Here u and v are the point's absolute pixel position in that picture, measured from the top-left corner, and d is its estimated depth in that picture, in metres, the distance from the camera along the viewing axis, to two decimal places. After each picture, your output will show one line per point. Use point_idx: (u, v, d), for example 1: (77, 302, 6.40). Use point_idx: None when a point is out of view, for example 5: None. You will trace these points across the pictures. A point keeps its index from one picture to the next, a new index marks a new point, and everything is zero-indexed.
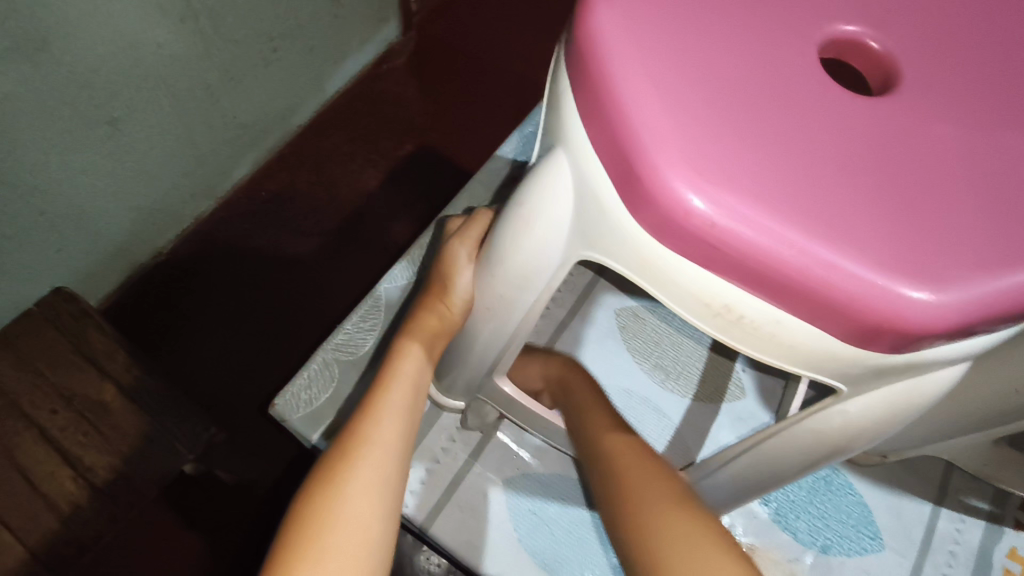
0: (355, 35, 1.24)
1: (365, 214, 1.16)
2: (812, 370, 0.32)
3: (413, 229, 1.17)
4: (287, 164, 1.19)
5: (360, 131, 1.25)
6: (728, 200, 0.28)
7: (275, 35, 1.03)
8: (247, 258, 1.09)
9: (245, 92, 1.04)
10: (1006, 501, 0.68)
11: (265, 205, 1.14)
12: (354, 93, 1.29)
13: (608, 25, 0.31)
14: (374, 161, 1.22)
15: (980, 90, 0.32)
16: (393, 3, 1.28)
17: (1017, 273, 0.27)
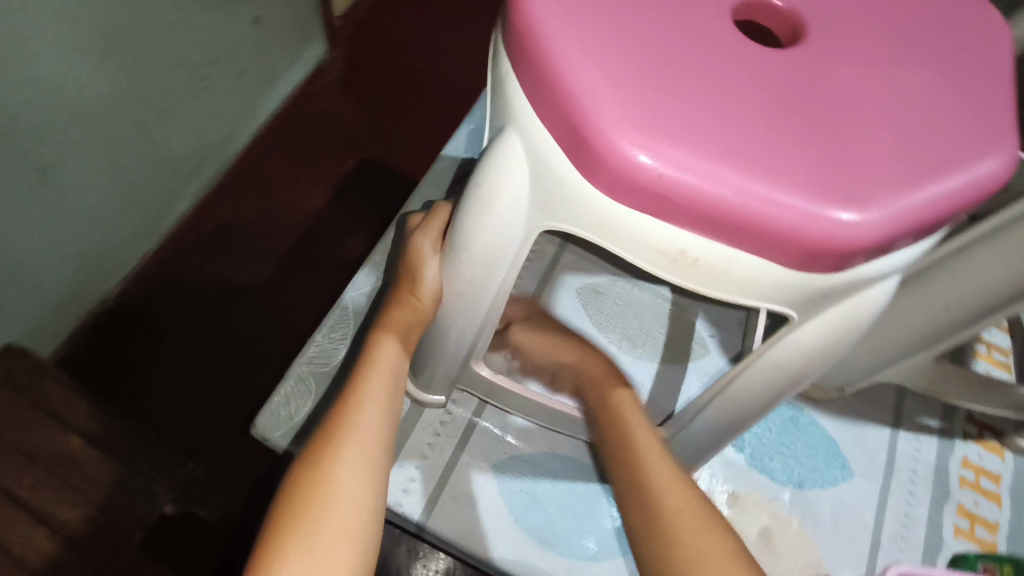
0: (281, 56, 1.24)
1: (317, 231, 1.16)
2: (765, 301, 0.35)
3: (366, 241, 1.17)
4: (229, 192, 1.18)
5: (300, 150, 1.24)
6: (673, 153, 0.31)
7: (200, 64, 1.03)
8: (200, 290, 1.07)
9: (177, 125, 1.03)
10: (953, 416, 0.75)
11: (212, 235, 1.13)
12: (289, 113, 1.28)
13: (540, 6, 0.34)
14: (317, 179, 1.21)
15: (876, 32, 0.35)
16: (315, 20, 1.29)
17: (927, 187, 0.31)
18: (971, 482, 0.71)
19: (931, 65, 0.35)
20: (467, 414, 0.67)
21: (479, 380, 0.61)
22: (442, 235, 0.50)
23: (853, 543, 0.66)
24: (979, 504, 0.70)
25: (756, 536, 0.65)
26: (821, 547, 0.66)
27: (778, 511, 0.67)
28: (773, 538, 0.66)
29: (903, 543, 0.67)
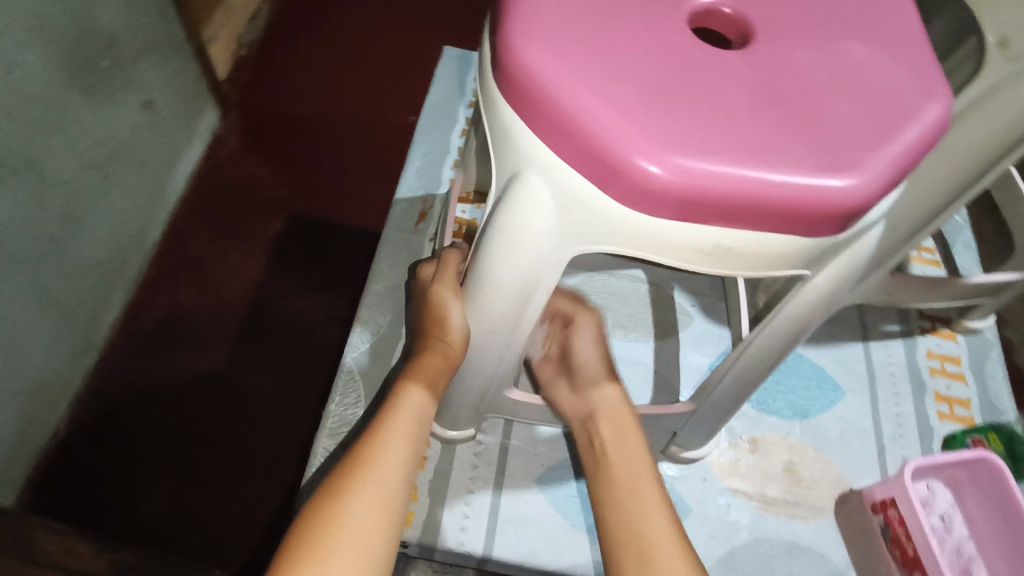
0: (178, 133, 1.20)
1: (265, 299, 1.13)
2: (790, 268, 0.39)
3: (314, 298, 1.14)
4: (162, 286, 1.13)
5: (222, 224, 1.21)
6: (693, 163, 0.34)
7: (100, 162, 0.98)
8: (162, 393, 1.02)
9: (90, 229, 0.99)
10: (908, 316, 0.84)
11: (154, 333, 1.08)
12: (199, 190, 1.25)
13: (531, 54, 0.36)
14: (250, 248, 1.18)
15: (814, 15, 0.40)
16: (202, 90, 1.26)
17: (900, 141, 0.35)
18: (939, 369, 0.80)
19: (866, 34, 0.39)
20: (498, 438, 0.69)
21: (510, 403, 0.63)
22: (458, 280, 0.53)
23: (863, 452, 0.73)
24: (951, 386, 0.79)
25: (782, 471, 0.71)
26: (838, 463, 0.73)
27: (793, 444, 0.73)
28: (797, 469, 0.72)
29: (902, 439, 0.75)
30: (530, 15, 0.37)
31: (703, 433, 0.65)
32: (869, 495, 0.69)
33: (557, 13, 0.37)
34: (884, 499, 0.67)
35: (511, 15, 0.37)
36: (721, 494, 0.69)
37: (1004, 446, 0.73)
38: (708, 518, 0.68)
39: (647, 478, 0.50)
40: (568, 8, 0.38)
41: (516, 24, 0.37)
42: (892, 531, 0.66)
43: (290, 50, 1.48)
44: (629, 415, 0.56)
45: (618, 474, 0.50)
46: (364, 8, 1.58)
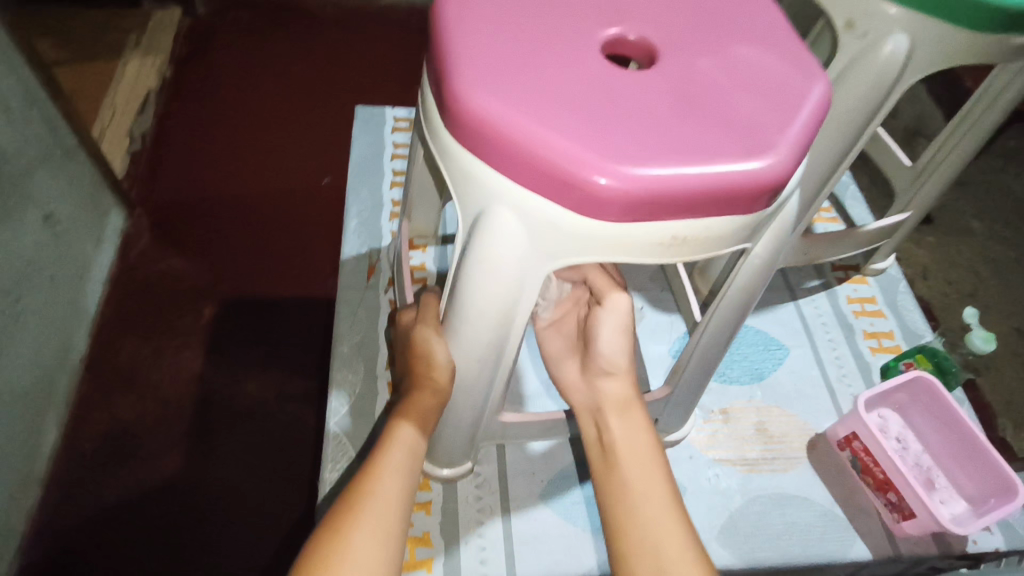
0: (85, 241, 1.16)
1: (213, 388, 1.10)
2: (735, 243, 0.45)
3: (265, 377, 1.12)
4: (98, 401, 1.07)
5: (149, 324, 1.16)
6: (641, 171, 0.38)
7: (9, 287, 0.94)
8: (118, 513, 0.96)
9: (8, 360, 0.93)
10: (824, 270, 0.94)
11: (98, 452, 1.02)
12: (118, 295, 1.20)
13: (477, 99, 0.39)
14: (184, 342, 1.15)
15: (706, 25, 0.46)
16: (103, 193, 1.22)
17: (801, 118, 0.42)
18: (860, 310, 0.90)
19: (751, 33, 0.46)
20: (495, 466, 0.72)
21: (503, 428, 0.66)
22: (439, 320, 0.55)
23: (818, 398, 0.81)
24: (874, 323, 0.89)
25: (755, 432, 0.78)
26: (800, 414, 0.80)
27: (758, 405, 0.80)
28: (767, 427, 0.78)
29: (847, 378, 0.83)
30: (466, 66, 0.41)
31: (681, 413, 0.70)
32: (833, 436, 0.77)
33: (489, 60, 0.41)
34: (847, 435, 0.74)
35: (449, 71, 0.41)
36: (709, 467, 0.74)
37: (931, 362, 0.81)
38: (702, 491, 0.73)
39: (654, 471, 0.55)
40: (497, 54, 0.41)
41: (456, 78, 0.40)
42: (861, 462, 0.73)
43: (186, 137, 1.46)
44: (636, 403, 0.60)
45: (625, 459, 0.56)
46: (255, 83, 1.58)
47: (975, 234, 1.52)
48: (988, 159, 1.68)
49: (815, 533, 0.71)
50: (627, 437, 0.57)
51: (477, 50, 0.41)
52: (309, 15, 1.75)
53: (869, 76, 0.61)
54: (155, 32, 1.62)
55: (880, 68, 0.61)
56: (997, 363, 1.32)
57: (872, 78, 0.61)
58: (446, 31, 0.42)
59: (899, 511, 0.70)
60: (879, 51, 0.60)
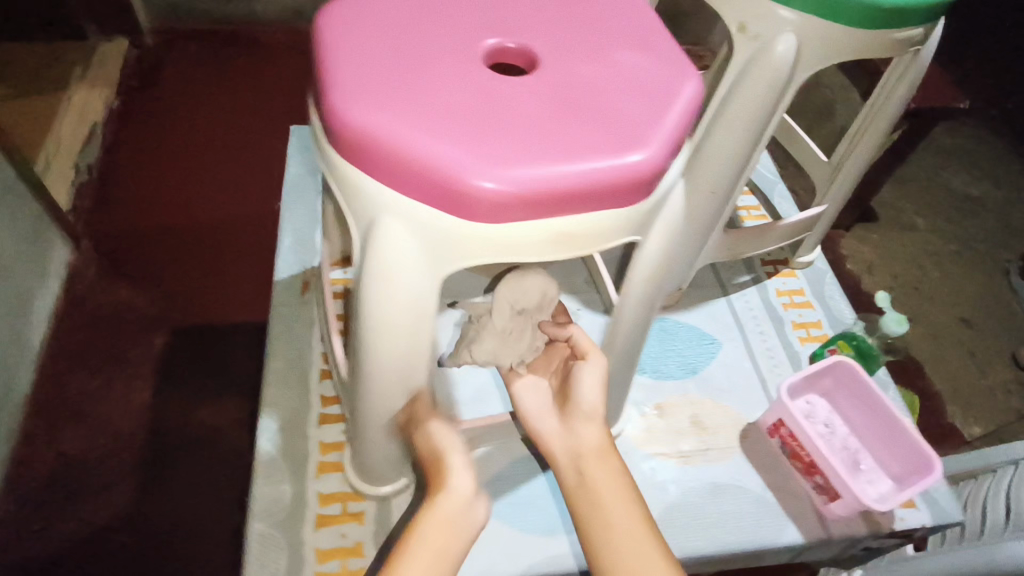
0: (30, 274, 1.13)
1: (166, 418, 1.08)
2: (623, 237, 0.46)
3: (220, 404, 1.11)
4: (44, 438, 1.04)
5: (98, 356, 1.14)
6: (516, 171, 0.40)
7: None
8: (67, 552, 0.94)
9: None
10: (753, 265, 0.97)
11: (46, 490, 0.99)
12: (66, 328, 1.18)
13: (353, 112, 0.40)
14: (134, 373, 1.13)
15: (582, 32, 0.48)
16: (47, 225, 1.20)
17: (669, 116, 0.43)
18: (789, 302, 0.93)
19: (625, 38, 0.48)
20: None
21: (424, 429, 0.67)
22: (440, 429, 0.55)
23: (749, 389, 0.83)
24: (803, 314, 0.92)
25: (690, 425, 0.79)
26: (733, 406, 0.82)
27: (692, 399, 0.82)
28: (701, 420, 0.80)
29: (778, 368, 0.85)
30: (344, 80, 0.42)
31: (611, 409, 0.71)
32: (764, 423, 0.79)
33: (366, 75, 0.42)
34: (775, 421, 0.77)
35: (328, 85, 0.42)
36: (645, 461, 0.76)
37: (852, 348, 0.84)
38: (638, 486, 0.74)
39: (646, 533, 0.50)
40: (374, 68, 0.42)
41: (334, 93, 0.41)
42: (789, 447, 0.75)
43: (135, 167, 1.45)
44: (612, 450, 0.55)
45: (614, 521, 0.50)
46: (204, 111, 1.58)
47: (918, 229, 1.58)
48: (928, 157, 1.75)
49: (749, 519, 0.73)
50: (610, 491, 0.52)
51: (355, 64, 0.42)
52: (259, 42, 1.76)
53: (765, 76, 0.64)
54: (101, 63, 1.61)
55: (775, 66, 0.64)
56: (943, 352, 1.37)
57: (768, 77, 0.64)
58: (324, 46, 0.43)
59: (826, 493, 0.72)
60: (772, 49, 0.63)
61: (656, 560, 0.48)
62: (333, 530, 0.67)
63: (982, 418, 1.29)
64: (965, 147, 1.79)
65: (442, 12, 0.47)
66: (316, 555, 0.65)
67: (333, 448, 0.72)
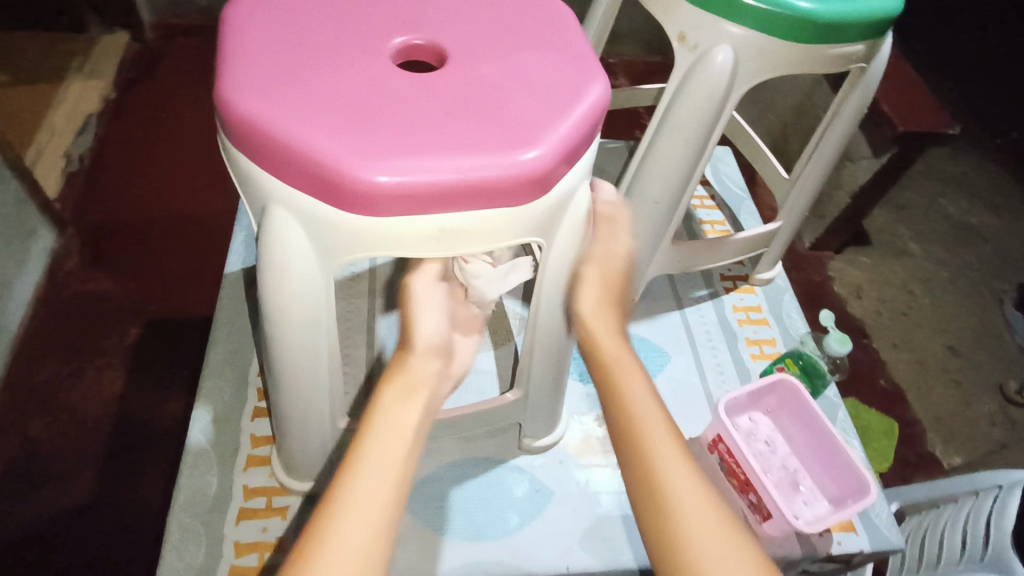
0: (8, 259, 1.13)
1: (133, 408, 1.08)
2: (519, 238, 0.45)
3: (189, 399, 1.10)
4: (11, 422, 1.04)
5: (71, 343, 1.14)
6: (397, 163, 0.40)
7: None
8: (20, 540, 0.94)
9: None
10: (712, 279, 0.96)
11: (8, 476, 0.99)
12: (43, 313, 1.17)
13: (243, 102, 0.41)
14: (105, 361, 1.12)
15: (493, 35, 0.48)
16: (30, 211, 1.19)
17: (566, 118, 0.43)
18: (744, 318, 0.92)
19: (536, 42, 0.48)
20: None
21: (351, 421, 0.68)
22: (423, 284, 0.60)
23: (694, 404, 0.82)
24: (758, 331, 0.91)
25: None
26: (675, 419, 0.81)
27: None
28: None
29: (726, 385, 0.84)
30: (242, 72, 0.42)
31: (543, 417, 0.71)
32: (704, 438, 0.77)
33: (264, 67, 0.43)
34: (714, 437, 0.75)
35: (224, 76, 0.42)
36: (579, 471, 0.75)
37: (798, 367, 0.83)
38: (570, 495, 0.73)
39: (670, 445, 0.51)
40: (273, 62, 0.43)
41: (230, 81, 0.42)
42: (726, 464, 0.74)
43: (126, 161, 1.42)
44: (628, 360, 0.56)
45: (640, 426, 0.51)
46: (198, 98, 1.56)
47: (911, 255, 1.56)
48: (927, 183, 1.73)
49: None
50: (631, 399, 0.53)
51: (257, 56, 0.43)
52: None
53: (703, 86, 0.64)
54: (101, 56, 1.57)
55: (712, 76, 0.64)
56: (927, 379, 1.35)
57: (706, 88, 0.64)
58: (232, 37, 0.44)
59: (760, 512, 0.71)
60: (712, 59, 0.63)
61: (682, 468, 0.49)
62: (254, 524, 0.66)
63: (964, 448, 1.26)
64: (964, 173, 1.76)
65: (356, 11, 0.48)
66: (235, 548, 0.64)
67: (264, 442, 0.72)
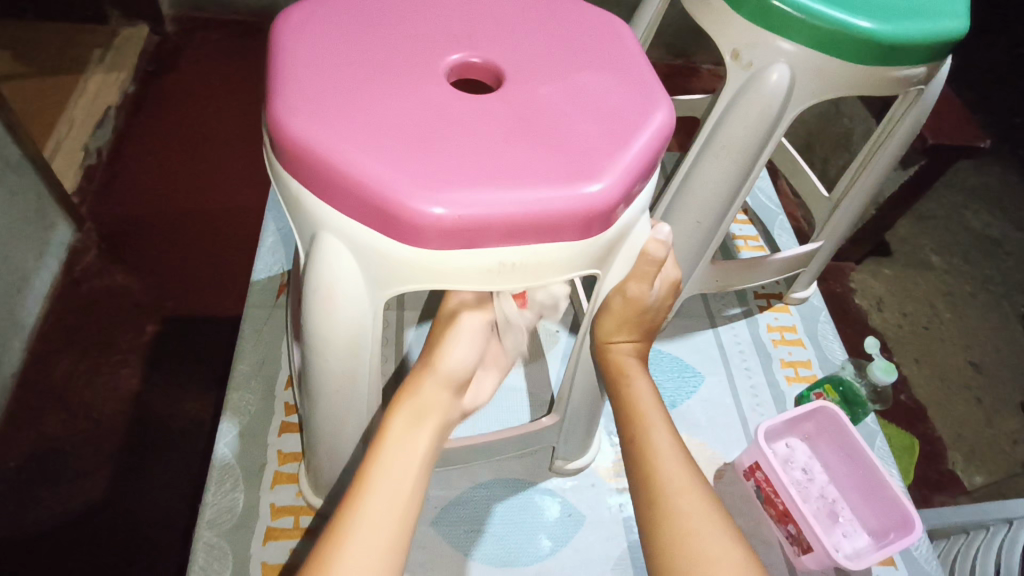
0: (27, 254, 1.11)
1: (151, 406, 1.06)
2: (576, 271, 0.43)
3: (205, 397, 1.09)
4: (26, 420, 1.02)
5: (88, 340, 1.12)
6: (457, 195, 0.38)
7: None
8: (34, 540, 0.91)
9: None
10: (745, 298, 0.94)
11: (23, 474, 0.97)
12: (60, 309, 1.15)
13: (296, 124, 0.39)
14: (122, 358, 1.10)
15: (551, 55, 0.46)
16: (51, 203, 1.17)
17: (630, 148, 0.41)
18: (779, 338, 0.90)
19: (595, 65, 0.46)
20: None
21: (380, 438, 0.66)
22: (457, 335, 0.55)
23: (729, 428, 0.80)
24: (793, 352, 0.88)
25: None
26: (709, 443, 0.79)
27: None
28: None
29: (761, 408, 0.82)
30: (294, 92, 0.41)
31: (579, 440, 0.69)
32: (739, 465, 0.76)
33: (317, 87, 0.41)
34: (751, 464, 0.73)
35: (276, 96, 0.40)
36: (612, 496, 0.73)
37: (837, 393, 0.82)
38: (602, 521, 0.71)
39: (695, 495, 0.47)
40: (327, 82, 0.41)
41: (283, 102, 0.40)
42: (764, 492, 0.72)
43: (146, 156, 1.39)
44: (653, 410, 0.53)
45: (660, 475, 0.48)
46: (217, 90, 1.53)
47: (934, 267, 1.53)
48: (950, 194, 1.70)
49: None
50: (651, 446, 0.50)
51: (310, 77, 0.42)
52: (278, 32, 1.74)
53: (755, 106, 0.62)
54: (120, 48, 1.55)
55: (766, 96, 0.61)
56: (949, 396, 1.32)
57: (758, 108, 0.62)
58: (283, 57, 0.43)
59: (798, 544, 0.69)
60: (765, 78, 0.61)
61: (713, 519, 0.46)
62: (282, 545, 0.65)
63: (986, 468, 1.23)
64: (990, 185, 1.73)
65: (409, 27, 0.46)
66: (262, 570, 0.63)
67: (291, 459, 0.70)
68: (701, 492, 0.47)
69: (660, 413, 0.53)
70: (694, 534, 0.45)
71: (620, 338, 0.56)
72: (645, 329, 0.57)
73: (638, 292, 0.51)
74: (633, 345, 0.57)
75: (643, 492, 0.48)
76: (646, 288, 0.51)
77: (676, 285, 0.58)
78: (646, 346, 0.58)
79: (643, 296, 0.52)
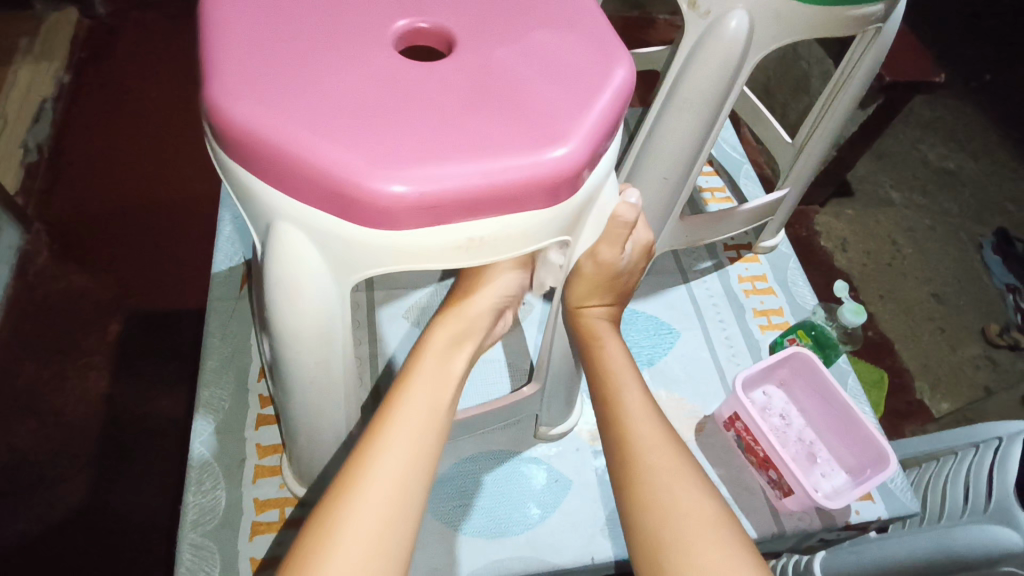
0: None
1: (122, 408, 1.03)
2: (547, 239, 0.42)
3: (177, 393, 1.06)
4: None
5: (49, 346, 1.07)
6: (417, 171, 0.36)
7: None
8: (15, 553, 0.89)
9: None
10: (715, 250, 0.94)
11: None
12: (15, 317, 1.10)
13: (238, 108, 0.37)
14: (88, 361, 1.06)
15: (503, 15, 0.44)
16: None
17: (591, 108, 0.40)
18: (750, 288, 0.90)
19: (549, 22, 0.44)
20: None
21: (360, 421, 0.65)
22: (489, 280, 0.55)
23: (707, 381, 0.81)
24: (765, 301, 0.89)
25: None
26: (689, 398, 0.79)
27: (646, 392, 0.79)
28: None
29: (736, 358, 0.83)
30: (232, 73, 0.38)
31: (560, 407, 0.69)
32: (720, 416, 0.77)
33: (257, 67, 0.38)
34: (730, 415, 0.74)
35: (213, 79, 0.38)
36: (596, 458, 0.74)
37: (810, 338, 0.83)
38: (590, 483, 0.72)
39: (666, 449, 0.47)
40: (267, 60, 0.39)
41: (221, 85, 0.37)
42: (744, 441, 0.73)
43: (89, 147, 1.32)
44: (629, 369, 0.53)
45: (631, 431, 0.48)
46: (157, 72, 1.46)
47: (894, 203, 1.56)
48: (907, 130, 1.71)
49: None
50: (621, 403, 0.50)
51: (248, 56, 0.39)
52: None
53: (716, 55, 0.61)
54: (48, 34, 1.45)
55: (725, 44, 0.60)
56: (914, 329, 1.36)
57: (719, 57, 0.61)
58: (216, 36, 0.40)
59: (780, 488, 0.71)
60: (724, 26, 0.59)
61: (685, 472, 0.46)
62: (270, 537, 0.64)
63: (951, 395, 1.28)
64: (945, 118, 1.75)
65: None
66: (251, 565, 0.62)
67: (271, 451, 0.69)
68: (674, 448, 0.47)
69: (632, 372, 0.52)
70: (662, 486, 0.45)
71: (592, 302, 0.56)
72: (618, 293, 0.57)
73: (610, 257, 0.52)
74: (606, 309, 0.57)
75: (615, 452, 0.48)
76: (619, 254, 0.52)
77: (649, 247, 0.57)
78: (620, 310, 0.58)
79: (614, 261, 0.52)
